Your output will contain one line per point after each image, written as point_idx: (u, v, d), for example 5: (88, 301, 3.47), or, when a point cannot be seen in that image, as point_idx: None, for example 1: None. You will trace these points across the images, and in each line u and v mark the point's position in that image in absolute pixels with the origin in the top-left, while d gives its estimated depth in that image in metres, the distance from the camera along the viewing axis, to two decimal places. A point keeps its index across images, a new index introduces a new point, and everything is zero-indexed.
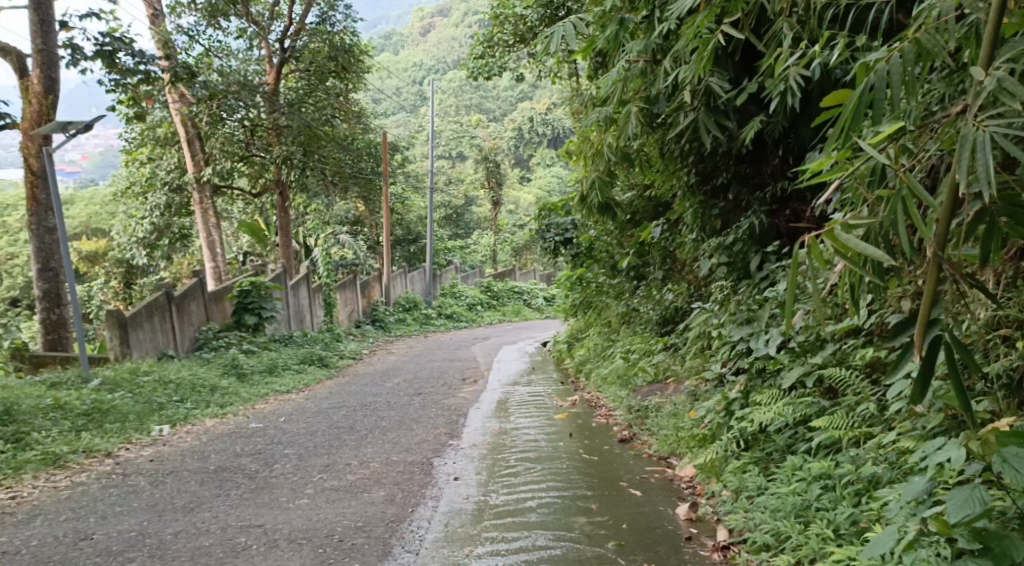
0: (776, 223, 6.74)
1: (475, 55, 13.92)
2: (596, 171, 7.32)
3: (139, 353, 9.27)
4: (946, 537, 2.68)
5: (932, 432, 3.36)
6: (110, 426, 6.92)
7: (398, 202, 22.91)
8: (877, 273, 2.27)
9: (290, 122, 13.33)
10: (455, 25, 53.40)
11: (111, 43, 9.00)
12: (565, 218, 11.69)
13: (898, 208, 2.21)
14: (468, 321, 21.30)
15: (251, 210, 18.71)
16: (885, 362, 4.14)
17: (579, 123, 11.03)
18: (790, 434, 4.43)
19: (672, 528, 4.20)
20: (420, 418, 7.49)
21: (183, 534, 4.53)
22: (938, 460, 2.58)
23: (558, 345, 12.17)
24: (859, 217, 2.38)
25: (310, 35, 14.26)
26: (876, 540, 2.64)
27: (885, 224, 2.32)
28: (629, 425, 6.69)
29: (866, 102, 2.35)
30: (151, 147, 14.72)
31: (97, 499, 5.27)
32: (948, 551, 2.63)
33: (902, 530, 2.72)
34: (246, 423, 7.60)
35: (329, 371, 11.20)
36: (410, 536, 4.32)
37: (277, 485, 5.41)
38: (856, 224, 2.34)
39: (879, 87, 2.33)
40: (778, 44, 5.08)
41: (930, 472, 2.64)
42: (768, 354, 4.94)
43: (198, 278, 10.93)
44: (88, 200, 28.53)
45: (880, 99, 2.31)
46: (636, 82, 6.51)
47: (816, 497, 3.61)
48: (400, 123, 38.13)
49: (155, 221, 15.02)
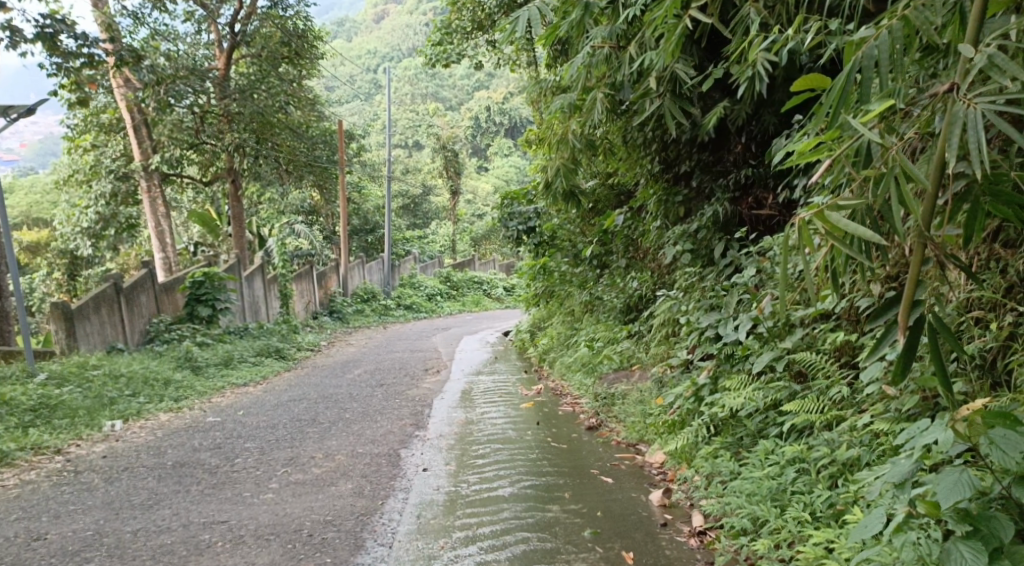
0: (740, 210, 6.70)
1: (433, 42, 13.73)
2: (560, 158, 7.25)
3: (87, 346, 8.99)
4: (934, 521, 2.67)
5: (906, 414, 3.38)
6: (59, 422, 6.68)
7: (355, 191, 22.60)
8: (865, 254, 2.24)
9: (243, 109, 13.08)
10: (409, 13, 52.88)
11: (53, 25, 8.65)
12: (527, 207, 11.69)
13: (888, 187, 2.17)
14: (428, 312, 21.14)
15: (203, 199, 18.29)
16: (855, 346, 4.14)
17: (539, 111, 10.97)
18: (761, 419, 4.42)
19: (646, 514, 4.18)
20: (383, 409, 7.38)
21: (142, 533, 4.37)
22: (925, 442, 2.57)
23: (520, 334, 12.11)
24: (846, 197, 2.35)
25: (261, 19, 13.94)
26: (863, 524, 2.64)
27: (873, 204, 2.28)
28: (595, 412, 6.65)
29: (854, 80, 2.32)
30: (96, 134, 14.27)
31: (48, 498, 5.07)
32: (935, 533, 2.63)
33: (889, 513, 2.72)
34: (202, 417, 7.40)
35: (287, 364, 11.00)
36: (381, 529, 4.23)
37: (240, 480, 5.27)
38: (844, 205, 2.31)
39: (866, 65, 2.31)
40: (745, 28, 5.06)
41: (915, 454, 2.64)
42: (737, 340, 4.93)
43: (148, 269, 10.64)
44: (29, 189, 27.64)
45: (870, 78, 2.28)
46: (600, 69, 6.43)
47: (791, 481, 3.61)
48: (355, 112, 37.65)
49: (102, 211, 14.57)
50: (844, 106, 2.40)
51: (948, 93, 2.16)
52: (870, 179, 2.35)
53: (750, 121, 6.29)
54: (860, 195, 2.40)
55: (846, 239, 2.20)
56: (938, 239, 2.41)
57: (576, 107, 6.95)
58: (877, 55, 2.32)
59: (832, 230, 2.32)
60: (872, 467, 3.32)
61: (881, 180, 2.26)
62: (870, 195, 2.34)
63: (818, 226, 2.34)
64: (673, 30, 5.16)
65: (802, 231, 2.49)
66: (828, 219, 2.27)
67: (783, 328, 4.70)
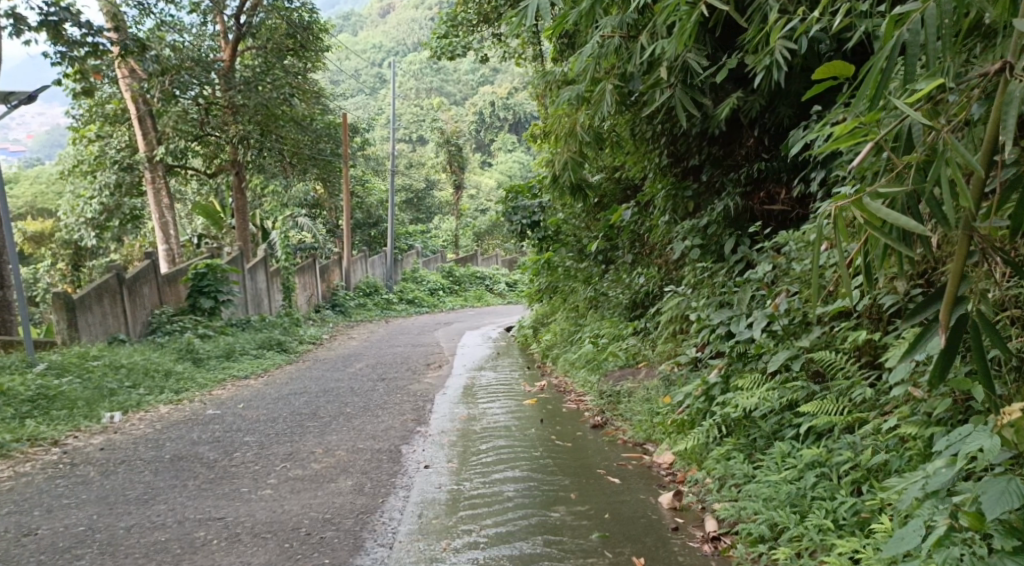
0: (751, 205, 6.54)
1: (439, 35, 13.55)
2: (568, 151, 7.14)
3: (88, 337, 8.86)
4: (980, 534, 2.50)
5: (936, 418, 3.22)
6: (57, 413, 6.55)
7: (358, 185, 22.46)
8: (906, 247, 2.06)
9: (247, 101, 12.94)
10: (415, 6, 52.83)
11: (57, 13, 8.49)
12: (532, 201, 11.55)
13: (938, 172, 2.00)
14: (430, 306, 21.00)
15: (206, 191, 18.13)
16: (877, 345, 3.98)
17: (545, 104, 10.83)
18: (776, 420, 4.27)
19: (657, 518, 4.03)
20: (385, 404, 7.25)
21: (136, 529, 4.23)
22: (971, 450, 2.46)
23: (523, 330, 11.97)
24: (885, 184, 2.17)
25: (266, 12, 13.59)
26: (901, 537, 2.50)
27: (917, 193, 2.11)
28: (601, 410, 6.51)
29: (897, 61, 2.16)
30: (100, 124, 14.12)
31: (42, 491, 4.94)
32: (981, 549, 2.47)
33: (929, 524, 2.57)
34: (202, 410, 7.27)
35: (289, 357, 10.87)
36: (382, 528, 4.08)
37: (238, 474, 5.13)
38: (884, 193, 2.14)
39: (912, 39, 2.14)
40: (764, 15, 4.95)
41: (959, 463, 2.50)
42: (750, 338, 4.78)
43: (150, 260, 10.51)
44: (35, 178, 27.60)
45: (915, 57, 2.12)
46: (610, 59, 6.23)
47: (811, 485, 3.45)
48: (360, 105, 37.55)
49: (105, 201, 14.46)
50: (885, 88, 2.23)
51: (999, 74, 2.00)
52: (912, 166, 2.18)
53: (763, 113, 6.15)
54: (900, 182, 2.23)
55: (886, 232, 2.01)
56: (984, 232, 2.22)
57: (585, 99, 6.79)
58: (923, 32, 2.15)
59: (869, 220, 2.14)
60: (900, 474, 3.15)
61: (926, 169, 2.09)
62: (911, 183, 2.17)
63: (855, 216, 2.16)
64: (688, 15, 5.03)
65: (835, 222, 2.31)
66: (863, 210, 2.09)
67: (800, 327, 4.55)
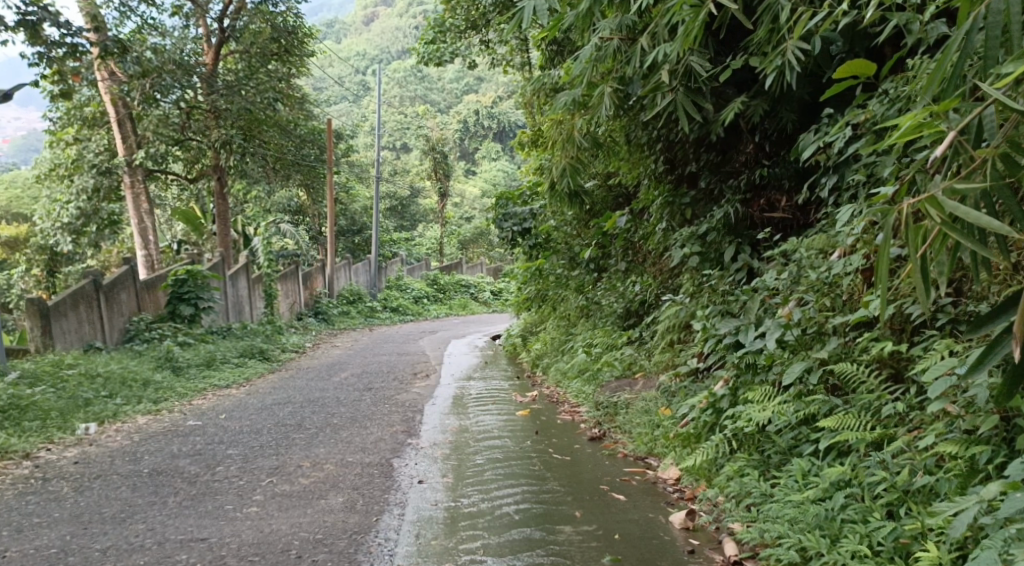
0: (751, 212, 6.34)
1: (426, 40, 13.31)
2: (565, 157, 6.92)
3: (63, 345, 8.54)
4: None
5: (979, 436, 3.05)
6: (29, 424, 6.25)
7: (342, 192, 22.17)
8: (985, 249, 1.98)
9: (229, 105, 12.66)
10: (398, 14, 52.85)
11: (36, 12, 8.15)
12: (522, 208, 11.34)
13: None
14: (414, 314, 20.71)
15: (186, 196, 17.77)
16: (901, 358, 3.81)
17: (534, 110, 10.63)
18: (792, 435, 4.04)
19: (669, 539, 3.82)
20: (373, 415, 6.99)
21: (112, 552, 3.96)
22: None
23: (511, 339, 11.73)
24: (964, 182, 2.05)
25: (250, 15, 13.41)
26: None
27: (998, 189, 1.99)
28: (597, 422, 6.27)
29: (976, 43, 2.02)
30: (78, 127, 13.83)
31: (11, 509, 4.65)
32: None
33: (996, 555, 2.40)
34: (182, 420, 6.97)
35: (271, 365, 10.57)
36: (378, 550, 3.84)
37: (221, 491, 4.87)
38: (964, 189, 2.01)
39: (991, 27, 2.00)
40: (774, 16, 4.77)
41: None
42: (759, 349, 4.56)
43: (129, 265, 10.19)
44: (10, 182, 27.05)
45: (997, 38, 1.98)
46: (608, 61, 6.03)
47: (840, 507, 3.23)
48: (344, 112, 37.27)
49: (83, 206, 14.10)
50: (961, 78, 2.09)
51: None
52: (990, 161, 2.05)
53: (765, 118, 5.97)
54: (978, 178, 2.09)
55: (965, 236, 1.94)
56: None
57: (581, 104, 6.60)
58: (1006, 16, 2.01)
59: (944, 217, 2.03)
60: (947, 498, 2.95)
61: (1008, 162, 1.97)
62: (992, 179, 2.04)
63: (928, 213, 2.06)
64: (694, 15, 4.85)
65: (904, 225, 2.19)
66: (939, 211, 2.00)
67: (815, 337, 4.33)
